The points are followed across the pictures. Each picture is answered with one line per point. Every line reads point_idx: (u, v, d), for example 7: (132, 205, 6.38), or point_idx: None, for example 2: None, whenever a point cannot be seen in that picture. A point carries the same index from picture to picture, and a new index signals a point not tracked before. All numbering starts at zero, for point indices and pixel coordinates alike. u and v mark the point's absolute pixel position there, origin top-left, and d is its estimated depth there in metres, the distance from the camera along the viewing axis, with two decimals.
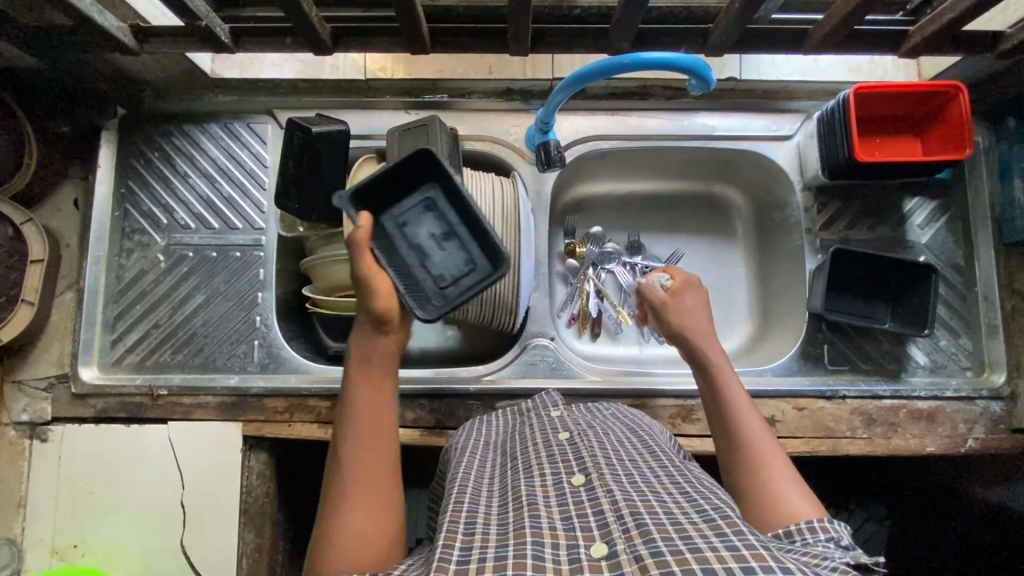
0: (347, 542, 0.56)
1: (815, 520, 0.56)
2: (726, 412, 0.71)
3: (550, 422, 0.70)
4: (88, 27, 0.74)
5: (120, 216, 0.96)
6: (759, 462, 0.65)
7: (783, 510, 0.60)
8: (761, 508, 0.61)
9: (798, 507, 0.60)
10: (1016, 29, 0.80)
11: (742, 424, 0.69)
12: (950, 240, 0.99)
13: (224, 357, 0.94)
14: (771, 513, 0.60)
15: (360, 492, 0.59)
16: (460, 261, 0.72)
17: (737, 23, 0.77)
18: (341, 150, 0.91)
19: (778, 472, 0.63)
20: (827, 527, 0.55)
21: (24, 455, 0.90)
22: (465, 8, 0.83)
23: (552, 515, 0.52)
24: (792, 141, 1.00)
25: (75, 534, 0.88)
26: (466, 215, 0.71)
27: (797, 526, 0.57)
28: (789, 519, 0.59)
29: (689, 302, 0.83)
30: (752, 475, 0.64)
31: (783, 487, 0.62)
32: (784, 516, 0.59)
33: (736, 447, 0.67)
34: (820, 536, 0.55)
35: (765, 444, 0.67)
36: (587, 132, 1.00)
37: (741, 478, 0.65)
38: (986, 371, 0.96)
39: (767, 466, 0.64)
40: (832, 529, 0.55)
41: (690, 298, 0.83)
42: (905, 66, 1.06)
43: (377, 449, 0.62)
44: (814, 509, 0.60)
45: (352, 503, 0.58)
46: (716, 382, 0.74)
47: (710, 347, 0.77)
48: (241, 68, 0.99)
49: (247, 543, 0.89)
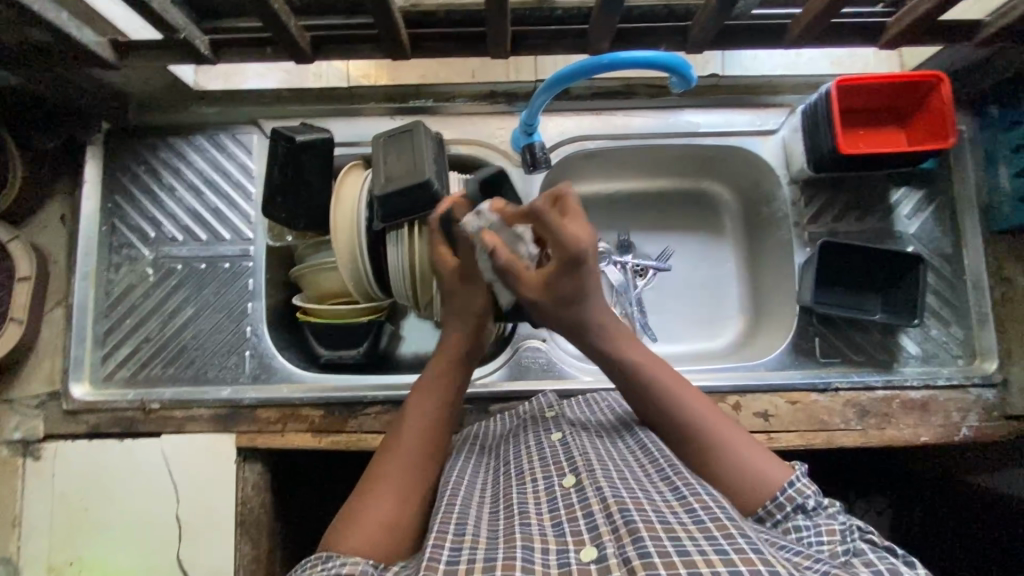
0: (374, 518, 0.58)
1: (781, 492, 0.58)
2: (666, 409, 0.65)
3: (544, 424, 0.70)
4: (67, 43, 0.75)
5: (107, 230, 0.96)
6: (720, 452, 0.61)
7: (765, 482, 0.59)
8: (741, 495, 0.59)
9: (771, 469, 0.60)
10: (995, 16, 0.80)
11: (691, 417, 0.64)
12: (937, 229, 0.99)
13: (216, 369, 0.94)
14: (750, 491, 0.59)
15: (400, 478, 0.62)
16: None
17: (714, 19, 0.77)
18: (325, 159, 0.91)
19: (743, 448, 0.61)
20: (795, 492, 0.57)
21: (17, 474, 0.89)
22: (445, 13, 0.84)
23: (542, 522, 0.52)
24: (778, 135, 1.01)
25: (70, 552, 0.87)
26: None
27: (767, 508, 0.58)
28: (769, 486, 0.58)
29: (565, 287, 0.66)
30: (723, 463, 0.61)
31: (754, 458, 0.61)
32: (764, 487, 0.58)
33: (697, 446, 0.62)
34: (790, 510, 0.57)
35: (721, 423, 0.64)
36: (573, 133, 1.00)
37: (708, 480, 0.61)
38: (977, 359, 0.97)
39: (730, 448, 0.62)
40: (795, 492, 0.57)
41: (567, 286, 0.66)
42: (887, 57, 1.07)
43: (432, 446, 0.66)
44: (781, 464, 0.61)
45: (392, 484, 0.61)
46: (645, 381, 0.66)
47: (613, 330, 0.69)
48: (223, 79, 1.00)
49: (245, 556, 0.88)
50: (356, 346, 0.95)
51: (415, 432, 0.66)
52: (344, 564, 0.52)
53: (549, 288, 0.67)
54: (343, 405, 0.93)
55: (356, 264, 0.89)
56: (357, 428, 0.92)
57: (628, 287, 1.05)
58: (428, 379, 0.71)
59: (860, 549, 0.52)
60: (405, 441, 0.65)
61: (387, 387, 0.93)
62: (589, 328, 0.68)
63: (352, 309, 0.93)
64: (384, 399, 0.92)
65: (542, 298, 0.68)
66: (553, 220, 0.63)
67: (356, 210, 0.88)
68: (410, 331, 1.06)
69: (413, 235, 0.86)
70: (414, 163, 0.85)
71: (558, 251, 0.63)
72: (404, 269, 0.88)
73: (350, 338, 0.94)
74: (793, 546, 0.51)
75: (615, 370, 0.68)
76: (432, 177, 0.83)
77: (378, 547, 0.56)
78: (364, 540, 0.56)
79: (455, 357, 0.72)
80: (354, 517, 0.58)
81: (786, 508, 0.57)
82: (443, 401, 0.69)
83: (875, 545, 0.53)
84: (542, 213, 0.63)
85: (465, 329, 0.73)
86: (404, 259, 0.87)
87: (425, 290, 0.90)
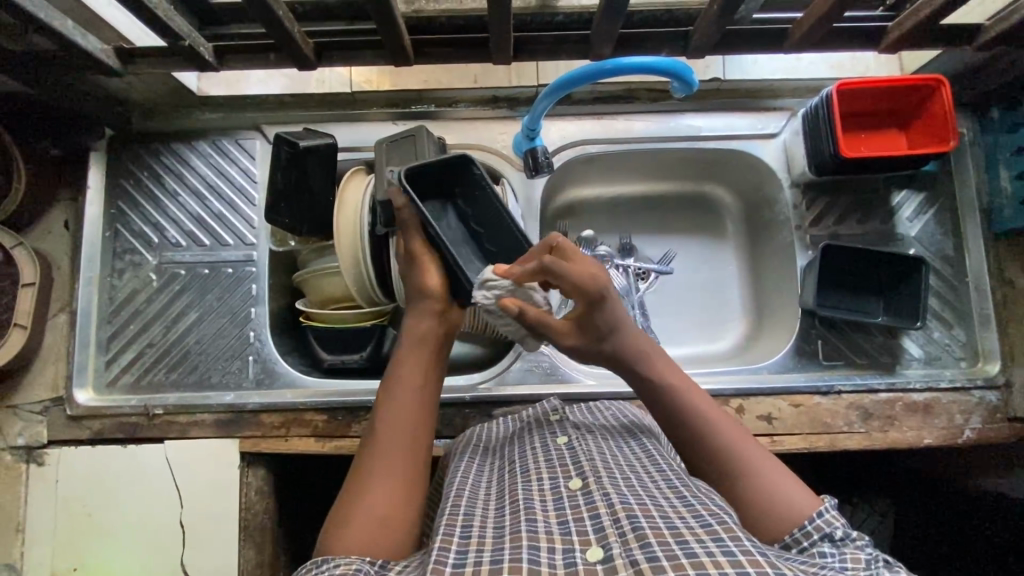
0: (366, 517, 0.57)
1: (809, 521, 0.56)
2: (698, 430, 0.64)
3: (550, 428, 0.70)
4: (72, 50, 0.75)
5: (110, 236, 0.96)
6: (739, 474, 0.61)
7: (779, 510, 0.58)
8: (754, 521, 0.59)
9: (789, 498, 0.58)
10: (995, 20, 0.81)
11: (723, 439, 0.63)
12: (939, 232, 0.99)
13: (219, 374, 0.94)
14: (774, 516, 0.58)
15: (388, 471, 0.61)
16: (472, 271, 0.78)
17: (716, 25, 0.78)
18: (328, 164, 0.92)
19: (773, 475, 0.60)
20: (824, 522, 0.56)
21: (21, 480, 0.89)
22: (448, 19, 0.84)
23: (548, 520, 0.53)
24: (779, 139, 1.01)
25: (74, 558, 0.87)
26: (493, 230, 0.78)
27: (795, 534, 0.56)
28: (787, 517, 0.57)
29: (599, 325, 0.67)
30: (741, 488, 0.60)
31: (773, 481, 0.60)
32: (781, 514, 0.57)
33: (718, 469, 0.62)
34: (815, 537, 0.55)
35: (744, 445, 0.63)
36: (575, 137, 1.00)
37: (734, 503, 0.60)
38: (980, 361, 0.97)
39: (759, 472, 0.61)
40: (823, 522, 0.56)
41: (598, 324, 0.67)
42: (887, 60, 1.07)
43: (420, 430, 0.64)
44: (809, 493, 0.59)
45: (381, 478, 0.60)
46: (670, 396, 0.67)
47: (649, 353, 0.69)
48: (227, 85, 0.99)
49: (249, 560, 0.89)
50: (358, 351, 0.94)
51: (399, 418, 0.64)
52: (338, 566, 0.52)
53: (581, 327, 0.68)
54: (347, 410, 0.93)
55: (359, 269, 0.89)
56: (360, 433, 0.92)
57: (630, 290, 1.04)
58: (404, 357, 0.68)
59: None
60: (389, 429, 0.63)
61: None
62: (625, 356, 0.68)
63: (355, 313, 0.93)
64: None
65: (579, 343, 0.69)
66: (563, 267, 0.64)
67: (359, 216, 0.88)
68: None
69: None
70: None
71: (578, 293, 0.65)
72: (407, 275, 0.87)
73: (353, 343, 0.94)
74: (801, 559, 0.51)
75: (645, 385, 0.68)
76: None
77: (373, 547, 0.56)
78: (356, 544, 0.56)
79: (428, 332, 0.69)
80: (346, 518, 0.58)
81: (814, 536, 0.55)
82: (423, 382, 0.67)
83: None
84: (551, 266, 0.64)
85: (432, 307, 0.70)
86: None
87: None
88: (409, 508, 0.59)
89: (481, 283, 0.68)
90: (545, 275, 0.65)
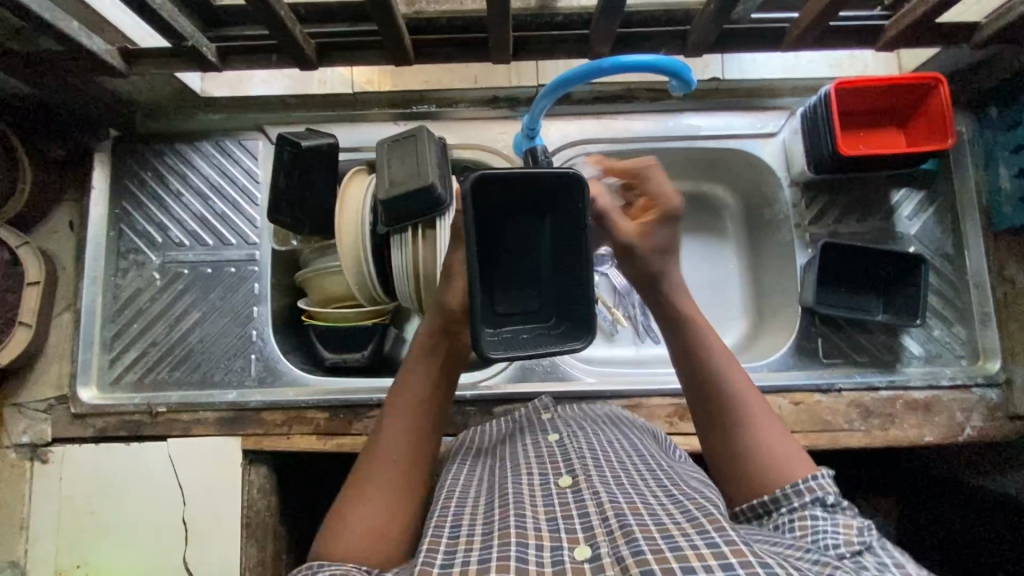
0: (356, 524, 0.58)
1: (801, 482, 0.58)
2: (709, 376, 0.67)
3: (541, 426, 0.71)
4: (77, 52, 0.77)
5: (115, 236, 0.97)
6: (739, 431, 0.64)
7: (773, 476, 0.60)
8: (747, 482, 0.61)
9: (787, 463, 0.61)
10: (991, 19, 0.81)
11: (736, 392, 0.65)
12: (938, 230, 0.99)
13: (221, 372, 0.95)
14: (767, 479, 0.60)
15: (382, 483, 0.61)
16: (522, 288, 0.69)
17: (713, 24, 0.78)
18: (330, 163, 0.93)
19: (776, 444, 0.62)
20: (817, 486, 0.57)
21: (25, 477, 0.90)
22: (448, 19, 0.85)
23: (537, 516, 0.53)
24: (778, 138, 1.02)
25: (77, 554, 0.88)
26: (569, 265, 0.68)
27: (784, 490, 0.58)
28: (781, 478, 0.60)
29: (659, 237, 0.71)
30: (745, 447, 0.63)
31: (774, 448, 0.62)
32: (777, 475, 0.60)
33: (719, 417, 0.65)
34: (806, 499, 0.57)
35: (750, 398, 0.65)
36: (575, 137, 1.01)
37: (735, 463, 0.63)
38: (980, 359, 0.97)
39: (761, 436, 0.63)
40: (818, 487, 0.57)
41: (661, 237, 0.71)
42: (886, 59, 1.07)
43: (418, 441, 0.65)
44: (807, 465, 0.61)
45: (375, 489, 0.61)
46: (690, 344, 0.69)
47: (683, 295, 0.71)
48: (231, 87, 1.00)
49: (251, 558, 0.89)
50: (360, 350, 0.96)
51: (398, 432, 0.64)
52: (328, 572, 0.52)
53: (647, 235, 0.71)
54: (348, 408, 0.93)
55: (360, 267, 0.90)
56: (362, 430, 0.92)
57: (631, 290, 1.07)
58: (407, 375, 0.68)
59: (874, 544, 0.51)
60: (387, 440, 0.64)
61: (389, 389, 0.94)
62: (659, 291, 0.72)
63: (355, 312, 0.94)
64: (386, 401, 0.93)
65: (636, 242, 0.71)
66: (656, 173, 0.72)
67: (361, 216, 0.89)
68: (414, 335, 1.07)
69: (417, 239, 0.87)
70: (417, 167, 0.86)
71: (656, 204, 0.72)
72: (407, 273, 0.88)
73: (354, 342, 0.95)
74: (785, 541, 0.52)
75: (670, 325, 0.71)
76: (436, 182, 0.84)
77: (360, 556, 0.56)
78: (343, 551, 0.56)
79: (433, 348, 0.69)
80: (338, 523, 0.59)
81: (806, 498, 0.57)
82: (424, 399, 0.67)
83: (892, 546, 0.52)
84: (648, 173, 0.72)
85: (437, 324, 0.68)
86: (407, 263, 0.87)
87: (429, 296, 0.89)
88: (399, 522, 0.59)
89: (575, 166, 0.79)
90: (638, 178, 0.72)
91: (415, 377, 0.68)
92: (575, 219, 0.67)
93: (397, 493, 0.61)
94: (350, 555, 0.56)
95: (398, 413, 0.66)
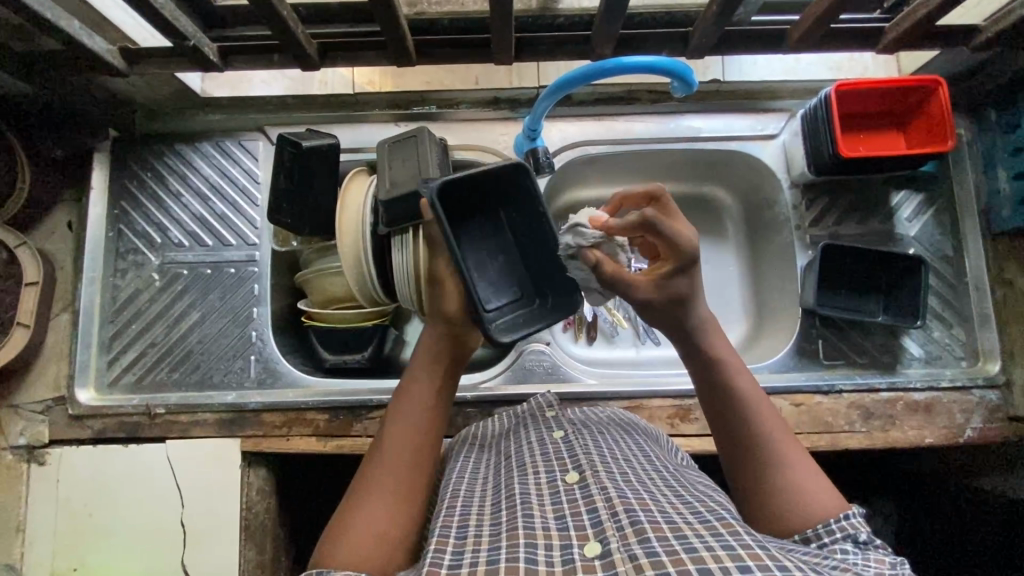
0: (359, 532, 0.57)
1: (833, 520, 0.56)
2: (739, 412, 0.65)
3: (546, 423, 0.70)
4: (77, 51, 0.76)
5: (113, 236, 0.97)
6: (768, 462, 0.62)
7: (804, 512, 0.58)
8: (777, 514, 0.59)
9: (819, 497, 0.59)
10: (990, 22, 0.82)
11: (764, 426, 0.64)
12: (937, 232, 1.00)
13: (221, 374, 0.95)
14: (798, 512, 0.58)
15: (383, 491, 0.60)
16: (502, 278, 0.83)
17: (714, 26, 0.79)
18: (330, 164, 0.92)
19: (805, 478, 0.60)
20: (849, 525, 0.55)
21: (23, 479, 0.89)
22: (450, 20, 0.86)
23: (545, 514, 0.53)
24: (778, 140, 1.02)
25: (74, 558, 0.87)
26: (536, 243, 0.82)
27: (818, 529, 0.56)
28: (812, 516, 0.58)
29: (681, 288, 0.67)
30: (775, 482, 0.61)
31: (804, 481, 0.60)
32: (807, 511, 0.58)
33: (749, 452, 0.63)
34: (838, 536, 0.55)
35: (780, 433, 0.64)
36: (576, 139, 1.01)
37: (765, 499, 0.61)
38: (981, 360, 0.97)
39: (790, 471, 0.61)
40: (850, 525, 0.55)
41: (679, 285, 0.67)
42: (885, 62, 1.08)
43: (421, 448, 0.64)
44: (835, 497, 0.59)
45: (377, 497, 0.60)
46: (719, 380, 0.67)
47: (712, 327, 0.70)
48: (231, 87, 1.01)
49: (249, 560, 0.88)
50: (361, 351, 0.95)
51: (400, 439, 0.64)
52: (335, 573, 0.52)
53: (662, 288, 0.67)
54: (348, 410, 0.93)
55: (361, 267, 0.89)
56: (362, 432, 0.92)
57: None
58: (410, 383, 0.68)
59: None
60: (390, 448, 0.63)
61: (389, 391, 0.93)
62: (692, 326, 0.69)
63: (356, 313, 0.94)
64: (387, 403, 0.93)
65: (655, 298, 0.68)
66: (667, 226, 0.64)
67: (363, 216, 0.88)
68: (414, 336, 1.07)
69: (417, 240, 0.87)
70: (419, 168, 0.86)
71: (674, 251, 0.65)
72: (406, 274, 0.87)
73: (355, 343, 0.95)
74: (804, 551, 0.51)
75: (699, 359, 0.69)
76: None
77: (362, 563, 0.55)
78: (346, 559, 0.55)
79: (437, 357, 0.69)
80: (341, 530, 0.58)
81: (837, 535, 0.55)
82: (426, 408, 0.66)
83: None
84: (654, 220, 0.64)
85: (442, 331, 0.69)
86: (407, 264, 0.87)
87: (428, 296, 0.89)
88: (403, 529, 0.59)
89: (574, 229, 0.72)
90: (648, 230, 0.65)
91: (421, 378, 0.68)
92: (529, 205, 0.81)
93: (402, 499, 0.60)
94: (353, 563, 0.55)
95: (400, 420, 0.65)
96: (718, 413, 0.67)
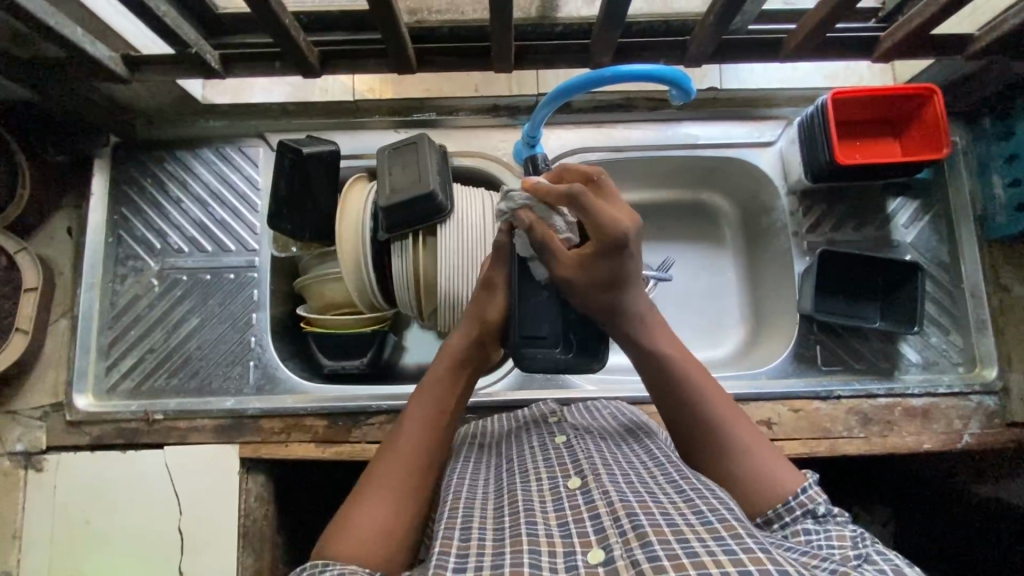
0: (368, 520, 0.57)
1: (792, 496, 0.58)
2: (692, 401, 0.66)
3: (547, 427, 0.70)
4: (80, 57, 0.77)
5: (113, 242, 0.97)
6: (726, 449, 0.63)
7: (767, 495, 0.59)
8: (743, 499, 0.60)
9: (779, 476, 0.60)
10: (985, 31, 0.83)
11: (717, 414, 0.65)
12: (934, 238, 1.00)
13: (220, 379, 0.94)
14: (762, 493, 0.59)
15: (392, 483, 0.61)
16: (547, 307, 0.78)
17: (714, 34, 0.79)
18: (330, 169, 0.92)
19: (767, 463, 0.61)
20: (807, 497, 0.57)
21: (19, 486, 0.88)
22: (450, 28, 0.87)
23: (548, 520, 0.53)
24: (775, 147, 1.03)
25: (70, 565, 0.86)
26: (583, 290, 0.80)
27: (777, 508, 0.58)
28: (772, 494, 0.59)
29: (602, 267, 0.67)
30: (736, 468, 0.62)
31: (765, 465, 0.61)
32: (770, 491, 0.59)
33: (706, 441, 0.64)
34: (798, 513, 0.57)
35: (734, 418, 0.65)
36: (575, 145, 1.01)
37: (731, 486, 0.61)
38: (977, 366, 0.97)
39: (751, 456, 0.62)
40: (807, 499, 0.57)
41: (602, 269, 0.67)
42: (880, 71, 1.10)
43: (434, 446, 0.65)
44: (793, 471, 0.61)
45: (387, 488, 0.60)
46: (668, 370, 0.68)
47: (648, 320, 0.70)
48: (232, 94, 1.02)
49: (246, 568, 0.87)
50: (359, 357, 0.95)
51: (416, 434, 0.65)
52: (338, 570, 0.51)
53: (586, 268, 0.67)
54: (347, 415, 0.93)
55: (360, 273, 0.90)
56: (361, 438, 0.92)
57: None
58: (431, 382, 0.70)
59: (869, 552, 0.51)
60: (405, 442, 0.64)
61: (389, 396, 0.93)
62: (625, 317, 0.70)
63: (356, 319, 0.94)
64: (388, 409, 0.92)
65: (577, 278, 0.68)
66: (592, 203, 0.64)
67: (360, 217, 0.89)
68: (413, 341, 1.07)
69: (417, 246, 0.87)
70: (419, 174, 0.86)
71: (599, 233, 0.64)
72: (406, 279, 0.88)
73: (354, 349, 0.95)
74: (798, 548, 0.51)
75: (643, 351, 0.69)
76: (436, 188, 0.84)
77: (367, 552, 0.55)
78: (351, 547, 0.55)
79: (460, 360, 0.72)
80: (347, 522, 0.57)
81: (797, 512, 0.57)
82: (446, 408, 0.68)
83: (886, 551, 0.52)
84: (579, 196, 0.63)
85: (470, 334, 0.73)
86: (407, 269, 0.88)
87: (427, 299, 0.90)
88: (410, 522, 0.59)
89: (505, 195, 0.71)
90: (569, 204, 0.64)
91: (445, 382, 0.70)
92: None
93: (411, 493, 0.61)
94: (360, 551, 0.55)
95: (420, 415, 0.67)
96: (666, 401, 0.67)
